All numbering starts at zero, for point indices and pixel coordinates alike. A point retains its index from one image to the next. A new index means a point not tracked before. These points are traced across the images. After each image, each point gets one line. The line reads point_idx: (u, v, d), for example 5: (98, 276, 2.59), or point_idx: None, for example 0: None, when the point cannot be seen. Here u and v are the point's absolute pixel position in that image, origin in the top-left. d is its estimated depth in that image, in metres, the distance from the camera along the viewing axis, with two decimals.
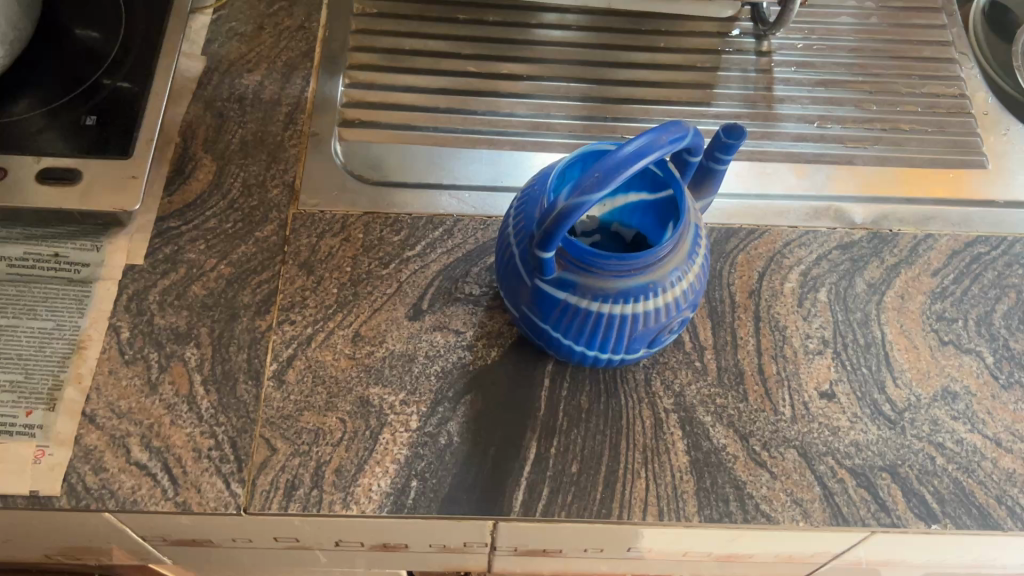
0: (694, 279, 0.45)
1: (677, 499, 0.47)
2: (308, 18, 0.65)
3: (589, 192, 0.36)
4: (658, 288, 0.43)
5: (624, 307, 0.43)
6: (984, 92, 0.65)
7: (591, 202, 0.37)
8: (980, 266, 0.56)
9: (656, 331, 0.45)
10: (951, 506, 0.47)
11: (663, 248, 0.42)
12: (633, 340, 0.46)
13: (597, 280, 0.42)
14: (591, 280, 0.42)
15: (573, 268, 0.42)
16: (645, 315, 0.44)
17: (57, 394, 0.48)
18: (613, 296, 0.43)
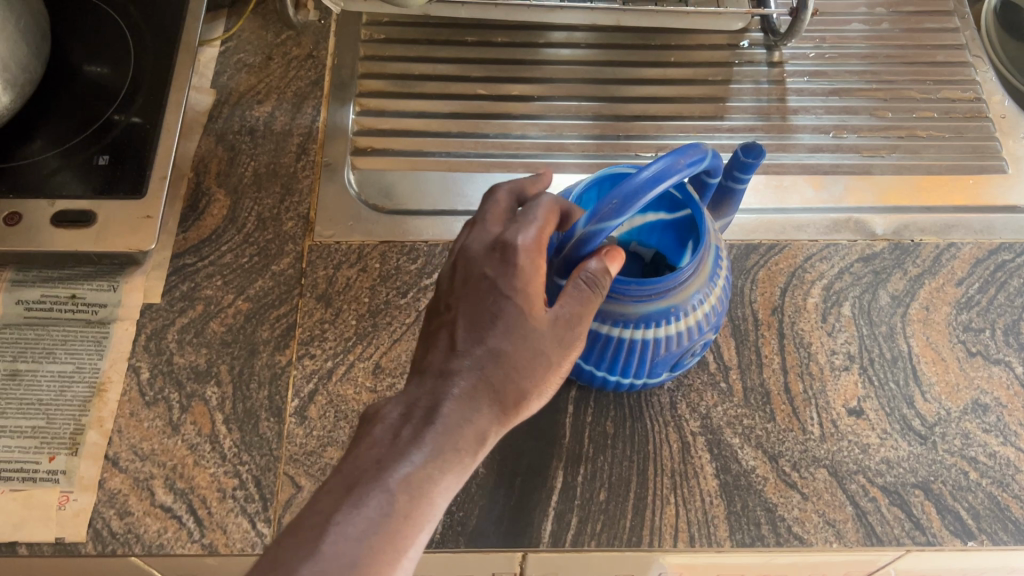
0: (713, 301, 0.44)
1: (708, 524, 0.46)
2: (316, 46, 0.64)
3: (607, 219, 0.35)
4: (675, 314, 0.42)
5: (645, 332, 0.43)
6: (1000, 95, 0.64)
7: (611, 229, 0.36)
8: (1005, 274, 0.55)
9: (678, 355, 0.45)
10: (987, 522, 0.46)
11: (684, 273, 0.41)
12: (656, 364, 0.45)
13: (617, 306, 0.41)
14: (612, 305, 0.42)
15: None
16: (667, 339, 0.43)
17: (79, 438, 0.48)
18: (633, 321, 0.42)
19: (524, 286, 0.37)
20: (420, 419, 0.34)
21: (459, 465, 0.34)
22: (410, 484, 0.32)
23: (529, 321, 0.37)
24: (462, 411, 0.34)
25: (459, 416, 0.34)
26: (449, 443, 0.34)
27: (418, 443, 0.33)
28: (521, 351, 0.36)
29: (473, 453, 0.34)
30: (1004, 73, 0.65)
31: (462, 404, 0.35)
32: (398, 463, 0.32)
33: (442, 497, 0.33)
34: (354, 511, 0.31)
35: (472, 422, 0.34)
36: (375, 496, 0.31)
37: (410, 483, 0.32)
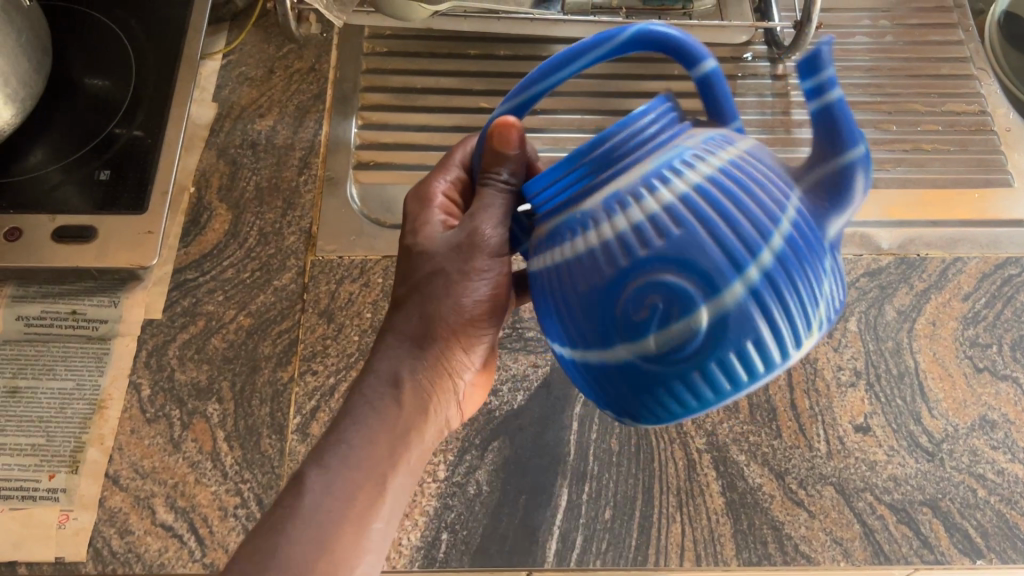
0: (779, 266, 0.27)
1: (715, 543, 0.46)
2: (319, 60, 0.63)
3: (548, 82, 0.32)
4: (695, 289, 0.27)
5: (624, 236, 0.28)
6: (1005, 108, 0.63)
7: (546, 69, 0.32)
8: (1011, 288, 0.55)
9: (702, 283, 0.27)
10: (996, 540, 0.46)
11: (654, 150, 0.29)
12: (669, 311, 0.28)
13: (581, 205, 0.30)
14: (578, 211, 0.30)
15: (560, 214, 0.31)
16: (658, 235, 0.28)
17: (79, 456, 0.47)
18: (603, 215, 0.29)
19: (429, 221, 0.43)
20: (354, 382, 0.41)
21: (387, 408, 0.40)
22: (333, 444, 0.38)
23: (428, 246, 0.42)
24: (401, 348, 0.42)
25: (386, 360, 0.41)
26: (367, 389, 0.40)
27: (348, 406, 0.40)
28: (429, 282, 0.41)
29: (390, 402, 0.40)
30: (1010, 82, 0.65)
31: (388, 349, 0.42)
32: (329, 431, 0.39)
33: (374, 440, 0.39)
34: (297, 489, 0.37)
35: (392, 366, 0.41)
36: (312, 471, 0.37)
37: (332, 442, 0.39)
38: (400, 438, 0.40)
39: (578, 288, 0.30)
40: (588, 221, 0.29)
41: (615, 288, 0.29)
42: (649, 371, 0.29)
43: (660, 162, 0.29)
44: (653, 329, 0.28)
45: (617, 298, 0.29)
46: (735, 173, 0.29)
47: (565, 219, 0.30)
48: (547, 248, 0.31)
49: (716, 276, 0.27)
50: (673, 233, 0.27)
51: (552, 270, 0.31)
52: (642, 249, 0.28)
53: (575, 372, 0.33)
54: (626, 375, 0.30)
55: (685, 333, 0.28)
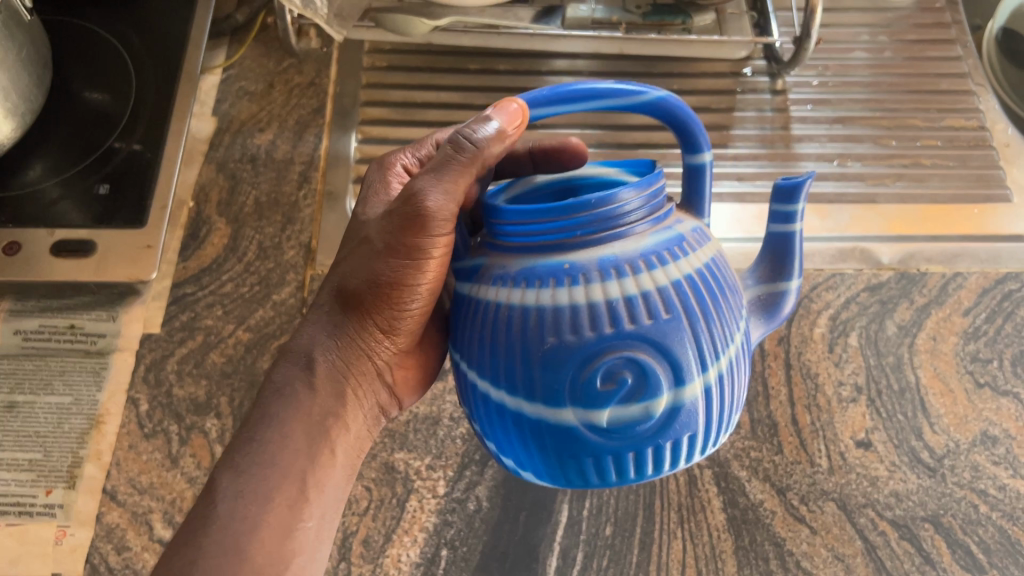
0: (717, 379, 0.30)
1: (716, 559, 0.46)
2: (318, 74, 0.63)
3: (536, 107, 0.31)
4: (625, 378, 0.28)
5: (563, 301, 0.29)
6: (1004, 123, 0.63)
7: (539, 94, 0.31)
8: (1012, 303, 0.55)
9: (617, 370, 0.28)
10: (998, 556, 0.46)
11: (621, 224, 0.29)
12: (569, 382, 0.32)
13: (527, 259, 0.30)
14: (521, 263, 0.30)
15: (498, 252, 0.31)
16: (593, 316, 0.28)
17: (76, 471, 0.47)
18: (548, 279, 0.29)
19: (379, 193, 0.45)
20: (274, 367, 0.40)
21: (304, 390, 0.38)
22: (248, 436, 0.37)
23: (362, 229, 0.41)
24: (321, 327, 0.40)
25: (308, 342, 0.40)
26: (283, 374, 0.39)
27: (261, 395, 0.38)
28: (354, 258, 0.39)
29: (302, 386, 0.38)
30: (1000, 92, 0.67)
31: (311, 331, 0.40)
32: (244, 422, 0.38)
33: (288, 424, 0.37)
34: (206, 497, 0.35)
35: (315, 345, 0.40)
36: (222, 474, 0.36)
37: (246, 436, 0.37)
38: (319, 424, 0.38)
39: (537, 346, 0.29)
40: (584, 278, 0.29)
41: (584, 358, 0.28)
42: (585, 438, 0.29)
43: (654, 242, 0.29)
44: (610, 405, 0.28)
45: (583, 365, 0.28)
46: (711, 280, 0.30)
47: (553, 258, 0.29)
48: (515, 284, 0.30)
49: (681, 368, 0.29)
50: (651, 324, 0.28)
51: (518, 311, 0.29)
52: (626, 327, 0.28)
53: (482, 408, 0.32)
54: (555, 434, 0.29)
55: (638, 415, 0.29)
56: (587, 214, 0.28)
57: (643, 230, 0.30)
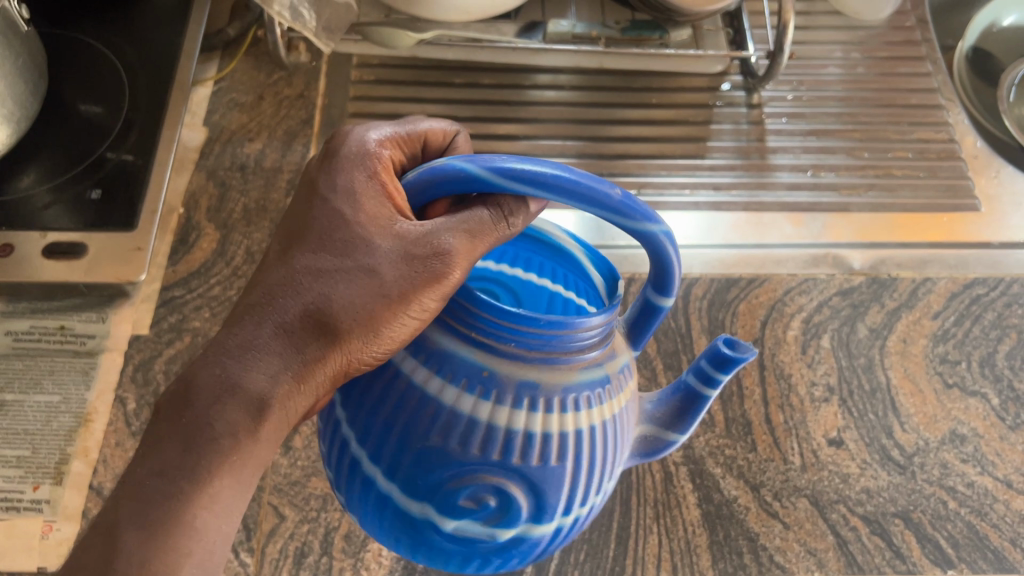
0: (586, 511, 0.34)
1: (691, 553, 0.47)
2: (308, 86, 0.64)
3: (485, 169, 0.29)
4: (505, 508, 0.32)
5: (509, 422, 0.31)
6: (972, 136, 0.66)
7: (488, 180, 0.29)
8: (980, 307, 0.56)
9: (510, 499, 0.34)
10: (967, 550, 0.47)
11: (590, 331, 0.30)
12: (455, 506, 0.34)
13: (500, 361, 0.30)
14: (495, 363, 0.30)
15: (466, 340, 0.31)
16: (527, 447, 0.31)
17: (63, 467, 0.48)
18: (502, 393, 0.30)
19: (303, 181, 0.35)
20: (188, 414, 0.30)
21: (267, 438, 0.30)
22: (176, 490, 0.29)
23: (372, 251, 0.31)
24: (249, 342, 0.30)
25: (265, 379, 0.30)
26: (223, 432, 0.30)
27: (204, 434, 0.30)
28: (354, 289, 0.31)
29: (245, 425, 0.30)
30: (959, 90, 0.70)
31: (264, 370, 0.30)
32: (172, 471, 0.30)
33: (246, 477, 0.30)
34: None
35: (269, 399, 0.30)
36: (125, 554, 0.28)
37: (168, 491, 0.29)
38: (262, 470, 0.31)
39: (429, 434, 0.31)
40: (514, 395, 0.30)
41: (461, 472, 0.31)
42: (416, 545, 0.35)
43: (580, 383, 0.31)
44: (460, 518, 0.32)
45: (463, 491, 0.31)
46: (615, 446, 0.34)
47: (474, 359, 0.31)
48: (423, 364, 0.31)
49: (547, 506, 0.32)
50: (533, 470, 0.31)
51: (417, 396, 0.31)
52: (510, 463, 0.31)
53: (347, 498, 0.36)
54: (406, 514, 0.33)
55: (481, 534, 0.32)
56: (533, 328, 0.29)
57: (581, 364, 0.31)
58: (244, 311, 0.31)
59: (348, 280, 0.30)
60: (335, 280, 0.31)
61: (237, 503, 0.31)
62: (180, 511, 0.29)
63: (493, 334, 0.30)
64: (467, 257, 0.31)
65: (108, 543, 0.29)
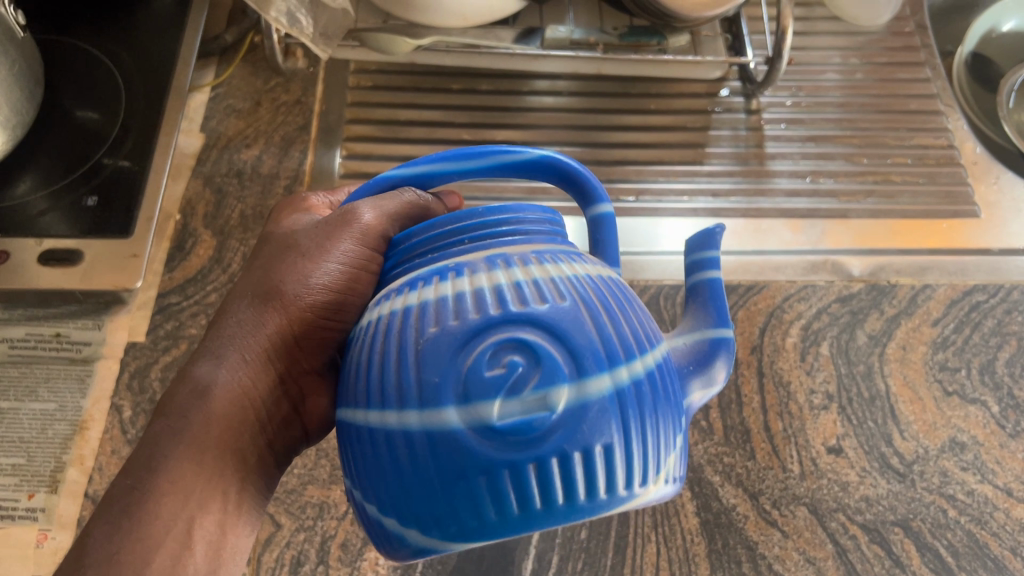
0: (647, 373, 0.26)
1: (688, 562, 0.46)
2: (305, 92, 0.64)
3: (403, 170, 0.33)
4: (534, 364, 0.24)
5: (492, 280, 0.26)
6: (972, 142, 0.65)
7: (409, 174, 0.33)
8: (980, 314, 0.56)
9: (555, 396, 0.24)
10: (966, 559, 0.47)
11: (534, 215, 0.29)
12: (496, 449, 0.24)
13: (460, 252, 0.28)
14: (456, 256, 0.28)
15: (426, 262, 0.28)
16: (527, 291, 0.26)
17: (59, 476, 0.48)
18: (467, 264, 0.27)
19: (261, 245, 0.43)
20: (162, 412, 0.35)
21: (229, 410, 0.35)
22: (137, 485, 0.33)
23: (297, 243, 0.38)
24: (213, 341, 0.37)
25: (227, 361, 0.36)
26: (182, 412, 0.34)
27: (172, 419, 0.34)
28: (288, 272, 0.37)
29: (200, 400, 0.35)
30: (959, 96, 0.71)
31: (224, 352, 0.36)
32: (138, 469, 0.33)
33: (209, 452, 0.34)
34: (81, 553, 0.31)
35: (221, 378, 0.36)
36: (97, 527, 0.32)
37: (130, 485, 0.33)
38: (238, 448, 0.36)
39: (414, 326, 0.26)
40: (486, 261, 0.27)
41: (462, 341, 0.25)
42: (461, 504, 0.24)
43: (549, 250, 0.28)
44: (499, 393, 0.24)
45: (474, 349, 0.24)
46: (644, 320, 0.28)
47: (436, 266, 0.28)
48: (378, 304, 0.29)
49: (585, 354, 0.25)
50: (542, 308, 0.25)
51: (383, 316, 0.27)
52: (512, 309, 0.25)
53: (377, 524, 0.27)
54: (438, 447, 0.24)
55: (534, 408, 0.24)
56: (476, 211, 0.28)
57: (546, 242, 0.29)
58: (210, 325, 0.38)
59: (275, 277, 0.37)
60: (267, 280, 0.37)
61: (216, 481, 0.35)
62: (143, 501, 0.32)
63: (437, 236, 0.29)
64: (376, 230, 0.34)
65: (80, 545, 0.32)
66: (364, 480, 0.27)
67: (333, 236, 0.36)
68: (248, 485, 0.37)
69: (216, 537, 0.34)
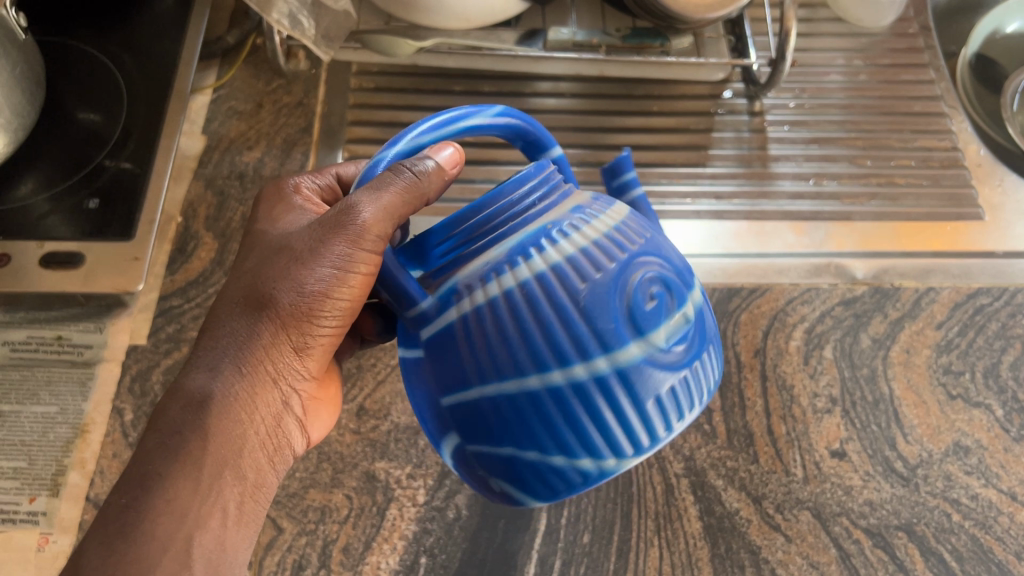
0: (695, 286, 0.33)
1: (691, 566, 0.46)
2: (307, 94, 0.64)
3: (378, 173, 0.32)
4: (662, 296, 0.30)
5: (595, 232, 0.31)
6: (976, 144, 0.65)
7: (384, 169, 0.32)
8: (984, 317, 0.56)
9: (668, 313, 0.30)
10: (971, 564, 0.47)
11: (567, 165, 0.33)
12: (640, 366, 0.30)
13: (542, 211, 0.31)
14: (538, 215, 0.31)
15: (508, 228, 0.31)
16: (621, 236, 0.31)
17: (60, 479, 0.48)
18: (563, 222, 0.31)
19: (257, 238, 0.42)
20: (158, 425, 0.35)
21: (224, 420, 0.35)
22: (131, 502, 0.33)
23: (289, 245, 0.38)
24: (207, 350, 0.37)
25: (222, 370, 0.36)
26: (176, 427, 0.35)
27: (168, 434, 0.35)
28: (280, 276, 0.37)
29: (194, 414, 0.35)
30: (963, 97, 0.71)
31: (218, 363, 0.36)
32: (132, 487, 0.34)
33: (206, 464, 0.35)
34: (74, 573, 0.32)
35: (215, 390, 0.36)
36: (89, 545, 0.32)
37: (125, 503, 0.33)
38: (235, 460, 0.36)
39: (562, 285, 0.29)
40: (575, 217, 0.31)
41: (614, 285, 0.29)
42: (618, 444, 0.30)
43: (590, 198, 0.33)
44: (655, 323, 0.30)
45: (621, 292, 0.29)
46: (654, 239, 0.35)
47: (527, 229, 0.31)
48: (484, 279, 0.30)
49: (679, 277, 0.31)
50: (644, 249, 0.31)
51: (500, 298, 0.29)
52: (629, 253, 0.30)
53: (547, 468, 0.30)
54: (627, 379, 0.29)
55: (675, 328, 0.30)
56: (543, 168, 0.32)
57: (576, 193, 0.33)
58: (205, 333, 0.38)
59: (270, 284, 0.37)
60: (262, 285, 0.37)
61: (214, 495, 0.35)
62: (136, 520, 0.33)
63: (506, 204, 0.30)
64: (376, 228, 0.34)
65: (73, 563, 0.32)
66: (514, 443, 0.30)
67: (326, 236, 0.36)
68: (248, 498, 0.37)
69: (215, 553, 0.35)
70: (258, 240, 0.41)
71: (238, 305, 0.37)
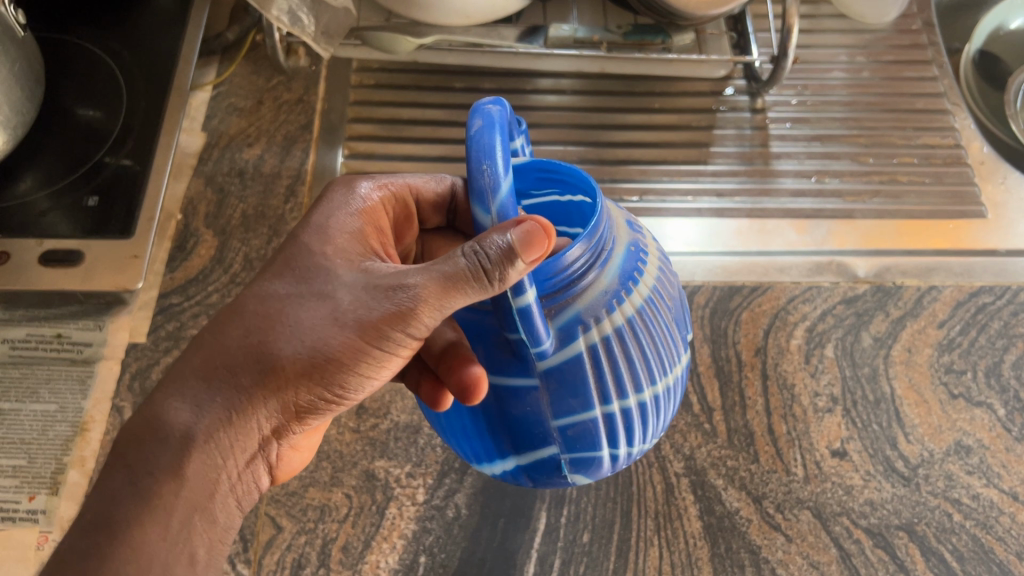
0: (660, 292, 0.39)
1: (691, 566, 0.46)
2: (307, 91, 0.64)
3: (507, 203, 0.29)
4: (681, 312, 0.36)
5: (651, 255, 0.34)
6: (979, 141, 0.65)
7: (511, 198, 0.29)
8: (986, 316, 0.55)
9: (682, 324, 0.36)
10: (972, 564, 0.47)
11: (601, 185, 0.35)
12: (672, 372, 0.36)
13: (620, 231, 0.33)
14: (620, 233, 0.33)
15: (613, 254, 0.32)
16: (658, 257, 0.35)
17: (59, 477, 0.48)
18: (636, 244, 0.34)
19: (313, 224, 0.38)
20: (135, 463, 0.33)
21: (200, 470, 0.33)
22: (93, 548, 0.31)
23: (323, 283, 0.35)
24: (204, 384, 0.34)
25: (212, 412, 0.34)
26: (158, 477, 0.32)
27: (141, 474, 0.32)
28: (305, 322, 0.34)
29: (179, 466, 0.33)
30: (966, 94, 0.70)
31: (209, 402, 0.34)
32: (93, 529, 0.32)
33: (175, 515, 0.33)
34: None
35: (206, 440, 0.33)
36: None
37: (90, 545, 0.31)
38: (203, 506, 0.34)
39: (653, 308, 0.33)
40: (635, 238, 0.34)
41: (673, 308, 0.35)
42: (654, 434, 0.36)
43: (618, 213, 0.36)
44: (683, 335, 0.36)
45: (674, 312, 0.35)
46: None
47: (623, 252, 0.32)
48: (606, 309, 0.31)
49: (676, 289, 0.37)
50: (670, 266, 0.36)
51: (621, 325, 0.31)
52: (668, 274, 0.35)
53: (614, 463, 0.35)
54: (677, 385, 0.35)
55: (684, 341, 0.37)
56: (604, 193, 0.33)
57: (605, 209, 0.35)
58: (206, 354, 0.34)
59: (296, 332, 0.34)
60: (285, 329, 0.34)
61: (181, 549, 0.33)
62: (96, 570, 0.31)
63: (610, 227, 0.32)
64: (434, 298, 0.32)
65: None
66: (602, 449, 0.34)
67: (379, 300, 0.33)
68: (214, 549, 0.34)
69: None
70: (294, 242, 0.37)
71: (247, 339, 0.34)
